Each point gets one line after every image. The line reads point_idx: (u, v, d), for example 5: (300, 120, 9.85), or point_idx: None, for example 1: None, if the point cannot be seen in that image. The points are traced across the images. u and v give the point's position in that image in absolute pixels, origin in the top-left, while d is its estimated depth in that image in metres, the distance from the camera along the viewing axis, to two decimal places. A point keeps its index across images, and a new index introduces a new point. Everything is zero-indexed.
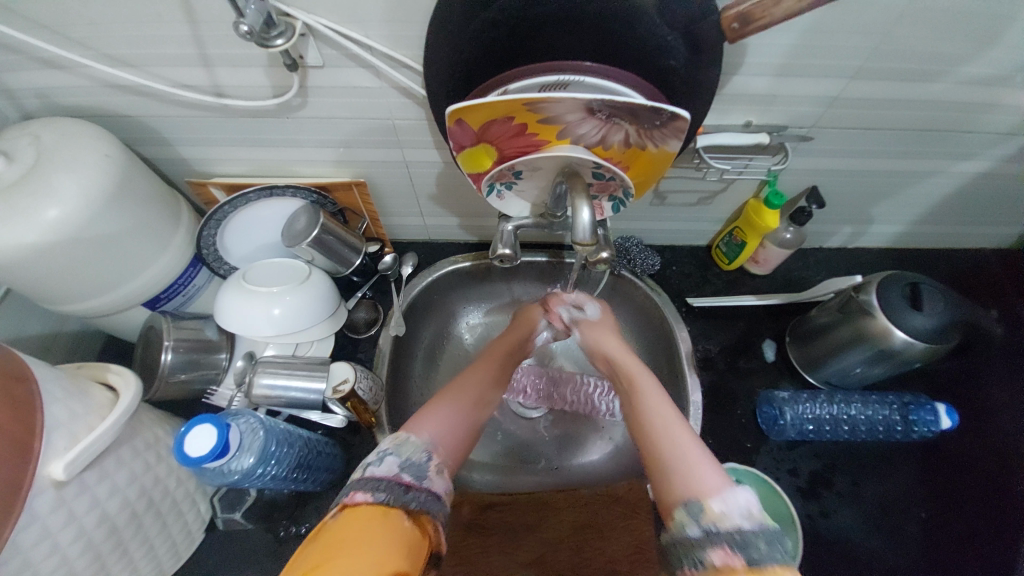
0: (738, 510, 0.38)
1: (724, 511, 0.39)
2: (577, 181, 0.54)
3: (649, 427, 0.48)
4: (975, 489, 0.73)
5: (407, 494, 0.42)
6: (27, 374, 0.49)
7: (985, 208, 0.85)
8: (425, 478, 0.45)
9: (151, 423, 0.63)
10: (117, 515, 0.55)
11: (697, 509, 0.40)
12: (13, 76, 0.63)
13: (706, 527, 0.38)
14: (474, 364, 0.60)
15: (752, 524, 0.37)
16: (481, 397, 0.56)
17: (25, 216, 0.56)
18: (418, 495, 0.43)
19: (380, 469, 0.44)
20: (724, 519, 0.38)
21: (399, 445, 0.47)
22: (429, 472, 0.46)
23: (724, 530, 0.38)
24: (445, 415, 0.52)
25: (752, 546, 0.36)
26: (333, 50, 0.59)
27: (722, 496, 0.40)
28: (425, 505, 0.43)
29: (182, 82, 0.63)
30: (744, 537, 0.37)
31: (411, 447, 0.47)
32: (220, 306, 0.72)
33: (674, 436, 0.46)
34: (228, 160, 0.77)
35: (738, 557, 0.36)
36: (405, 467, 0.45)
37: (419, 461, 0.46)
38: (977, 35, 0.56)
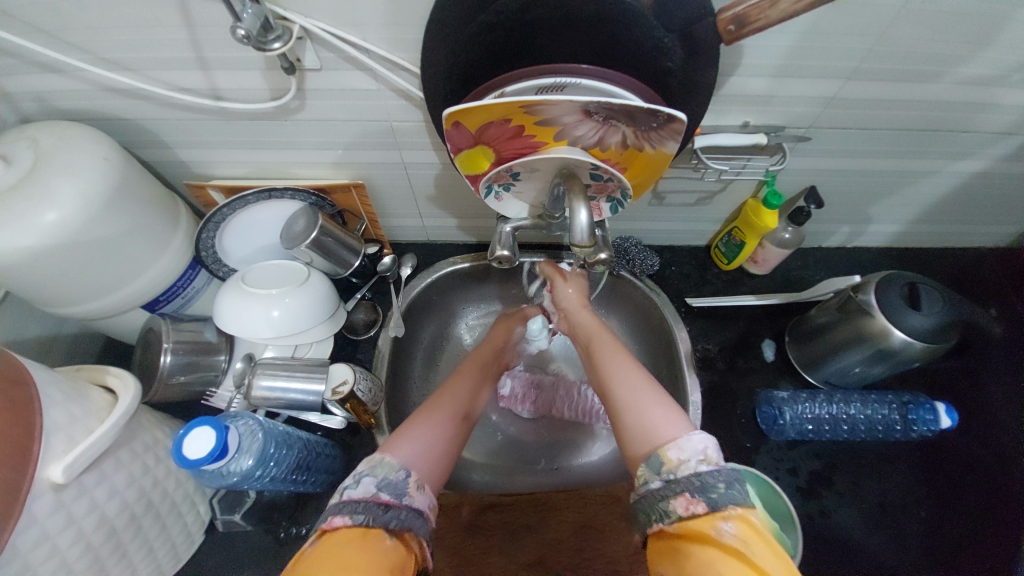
0: (692, 455, 0.43)
1: (681, 458, 0.43)
2: (574, 182, 0.54)
3: (613, 390, 0.52)
4: (975, 487, 0.73)
5: (386, 513, 0.43)
6: (26, 377, 0.49)
7: (984, 207, 0.85)
8: (403, 496, 0.45)
9: (151, 425, 0.63)
10: (116, 517, 0.56)
11: (658, 461, 0.44)
12: (11, 80, 0.63)
13: (667, 476, 0.42)
14: (450, 381, 0.63)
15: (707, 466, 0.41)
16: (462, 407, 0.60)
17: (24, 220, 0.57)
18: (398, 513, 0.43)
19: (357, 491, 0.44)
20: (682, 466, 0.42)
21: (375, 466, 0.47)
22: (408, 489, 0.46)
23: (683, 476, 0.42)
24: (425, 427, 0.54)
25: (710, 486, 0.40)
26: (330, 52, 0.59)
27: (678, 445, 0.44)
28: (406, 523, 0.43)
29: (180, 86, 0.63)
30: (702, 481, 0.41)
31: (388, 467, 0.47)
32: (220, 308, 0.72)
33: (635, 395, 0.50)
34: (227, 163, 0.77)
35: (699, 500, 0.40)
36: (383, 486, 0.45)
37: (396, 479, 0.46)
38: (975, 35, 0.56)
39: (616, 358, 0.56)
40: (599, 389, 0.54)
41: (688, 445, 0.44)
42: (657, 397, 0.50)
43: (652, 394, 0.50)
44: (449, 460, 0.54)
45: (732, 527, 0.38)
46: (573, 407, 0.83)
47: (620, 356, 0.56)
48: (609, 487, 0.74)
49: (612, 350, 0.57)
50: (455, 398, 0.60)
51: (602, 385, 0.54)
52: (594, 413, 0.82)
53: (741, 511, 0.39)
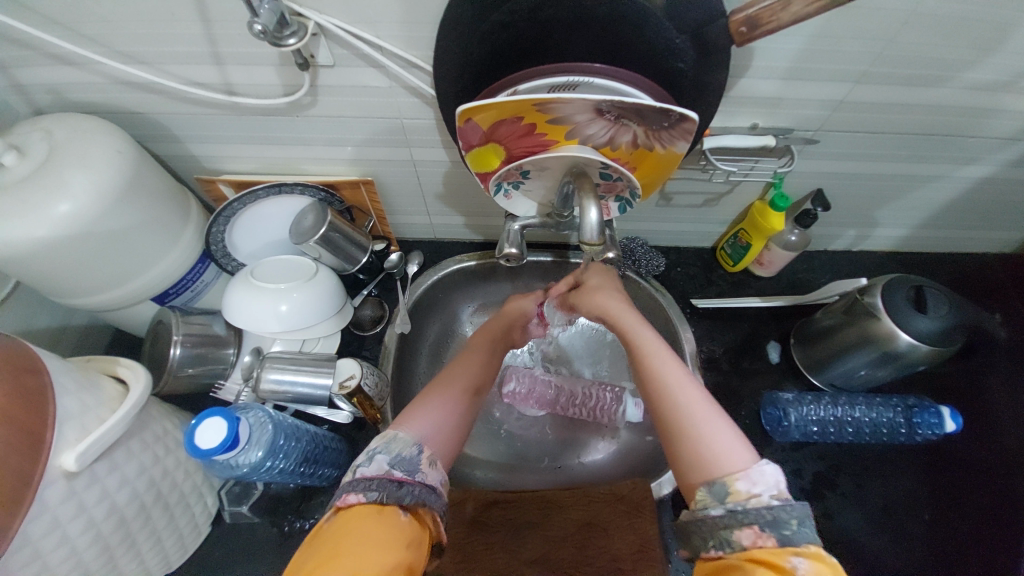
0: (765, 488, 0.42)
1: (751, 491, 0.42)
2: (584, 181, 0.55)
3: (667, 406, 0.50)
4: (978, 492, 0.73)
5: (400, 490, 0.44)
6: (40, 366, 0.50)
7: (989, 212, 0.85)
8: (416, 472, 0.47)
9: (160, 416, 0.64)
10: (126, 506, 0.56)
11: (723, 490, 0.43)
12: (27, 72, 0.64)
13: (732, 506, 0.42)
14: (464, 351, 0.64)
15: (780, 501, 0.41)
16: (473, 383, 0.60)
17: (39, 211, 0.57)
18: (412, 489, 0.45)
19: (371, 468, 0.46)
20: (751, 498, 0.42)
21: (389, 443, 0.49)
22: (422, 465, 0.48)
23: (752, 509, 0.41)
24: (436, 405, 0.55)
25: (784, 522, 0.39)
26: (344, 49, 0.59)
27: (749, 476, 0.42)
28: (420, 498, 0.45)
29: (193, 80, 0.64)
30: (775, 515, 0.40)
31: (400, 443, 0.49)
32: (229, 302, 0.72)
33: (695, 417, 0.48)
34: (238, 157, 0.78)
35: (769, 536, 0.40)
36: (396, 463, 0.47)
37: (409, 456, 0.48)
38: (982, 41, 0.56)
39: (671, 365, 0.52)
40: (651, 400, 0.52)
41: (759, 477, 0.43)
42: (716, 419, 0.48)
43: (713, 417, 0.48)
44: (461, 432, 0.55)
45: (805, 565, 0.38)
46: (579, 407, 0.84)
47: (674, 363, 0.52)
48: (612, 485, 0.74)
49: (663, 356, 0.53)
50: (464, 375, 0.60)
51: (653, 396, 0.51)
52: (600, 411, 0.83)
53: (815, 550, 0.39)
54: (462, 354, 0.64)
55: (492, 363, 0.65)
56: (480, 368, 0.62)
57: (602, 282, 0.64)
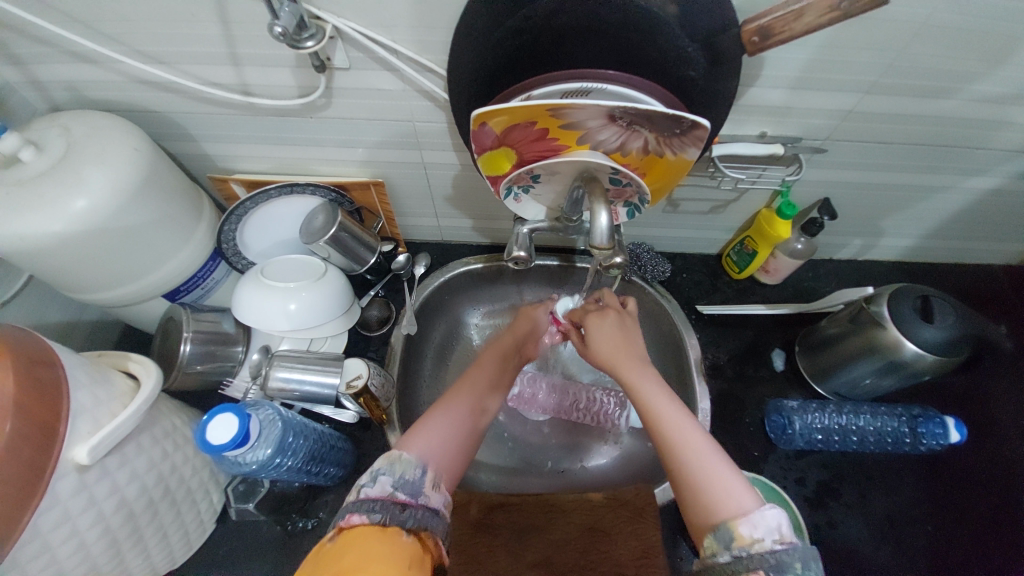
0: (766, 532, 0.42)
1: (754, 536, 0.42)
2: (595, 186, 0.55)
3: (672, 452, 0.50)
4: (982, 503, 0.73)
5: (403, 513, 0.44)
6: (55, 359, 0.50)
7: (996, 224, 0.85)
8: (419, 495, 0.47)
9: (170, 412, 0.64)
10: (134, 501, 0.56)
11: (728, 534, 0.43)
12: (47, 69, 0.65)
13: (737, 552, 0.42)
14: (472, 368, 0.65)
15: (782, 545, 0.41)
16: (480, 405, 0.61)
17: (55, 207, 0.58)
18: (415, 513, 0.45)
19: (374, 489, 0.45)
20: (755, 543, 0.42)
21: (392, 464, 0.49)
22: (424, 488, 0.48)
23: (756, 554, 0.41)
24: (441, 424, 0.56)
25: (788, 566, 0.40)
26: (359, 52, 0.60)
27: (750, 520, 0.43)
28: (422, 522, 0.45)
29: (211, 81, 0.65)
30: (778, 559, 0.40)
31: (405, 464, 0.49)
32: (239, 299, 0.73)
33: (699, 461, 0.48)
34: (250, 157, 0.79)
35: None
36: (400, 486, 0.47)
37: (413, 479, 0.48)
38: (991, 53, 0.56)
39: (674, 412, 0.53)
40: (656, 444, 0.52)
41: (760, 520, 0.43)
42: (720, 462, 0.48)
43: (716, 460, 0.49)
44: (465, 458, 0.56)
45: None
46: (584, 409, 0.84)
47: (677, 409, 0.53)
48: (614, 490, 0.75)
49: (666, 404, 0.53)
50: (472, 393, 0.62)
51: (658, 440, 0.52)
52: (604, 415, 0.84)
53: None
54: (467, 373, 0.64)
55: (499, 380, 0.67)
56: (488, 389, 0.64)
57: (609, 310, 0.66)
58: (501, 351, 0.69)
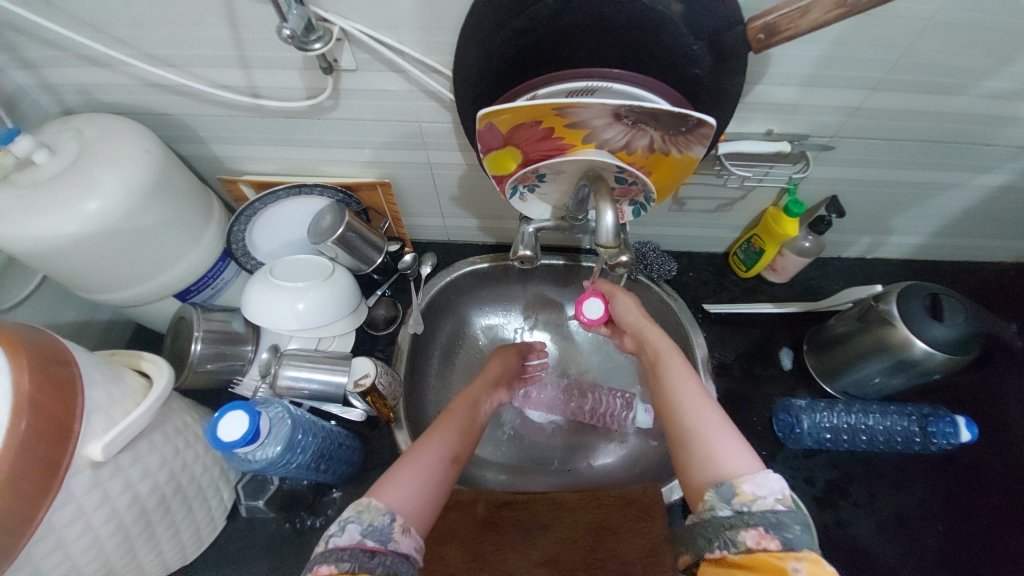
0: (770, 492, 0.42)
1: (756, 493, 0.42)
2: (600, 184, 0.55)
3: (677, 417, 0.52)
4: (993, 503, 0.72)
5: (372, 560, 0.42)
6: (70, 358, 0.52)
7: (1007, 221, 0.84)
8: (388, 541, 0.45)
9: (181, 410, 0.65)
10: (147, 497, 0.57)
11: (731, 490, 0.43)
12: (60, 73, 0.67)
13: (738, 507, 0.42)
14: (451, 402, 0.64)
15: (784, 506, 0.41)
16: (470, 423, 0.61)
17: (68, 209, 0.59)
18: (384, 559, 0.43)
19: (342, 538, 0.44)
20: (757, 500, 0.42)
21: (361, 512, 0.46)
22: (394, 534, 0.45)
23: (757, 510, 0.41)
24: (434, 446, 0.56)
25: (786, 526, 0.40)
26: (366, 54, 0.61)
27: (754, 479, 0.43)
28: (392, 568, 0.42)
29: (220, 83, 0.66)
30: (777, 518, 0.40)
31: (374, 512, 0.47)
32: (248, 299, 0.74)
33: (700, 422, 0.50)
34: (259, 158, 0.80)
35: (772, 538, 0.39)
36: (368, 533, 0.44)
37: (381, 525, 0.45)
38: (1001, 49, 0.56)
39: (685, 377, 0.55)
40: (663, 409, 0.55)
41: (764, 482, 0.43)
42: (723, 429, 0.49)
43: (719, 425, 0.49)
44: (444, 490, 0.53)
45: (805, 570, 0.37)
46: (588, 409, 0.85)
47: (688, 378, 0.55)
48: (622, 489, 0.74)
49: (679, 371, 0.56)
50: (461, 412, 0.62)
51: (664, 405, 0.55)
52: (609, 416, 0.84)
53: (815, 554, 0.38)
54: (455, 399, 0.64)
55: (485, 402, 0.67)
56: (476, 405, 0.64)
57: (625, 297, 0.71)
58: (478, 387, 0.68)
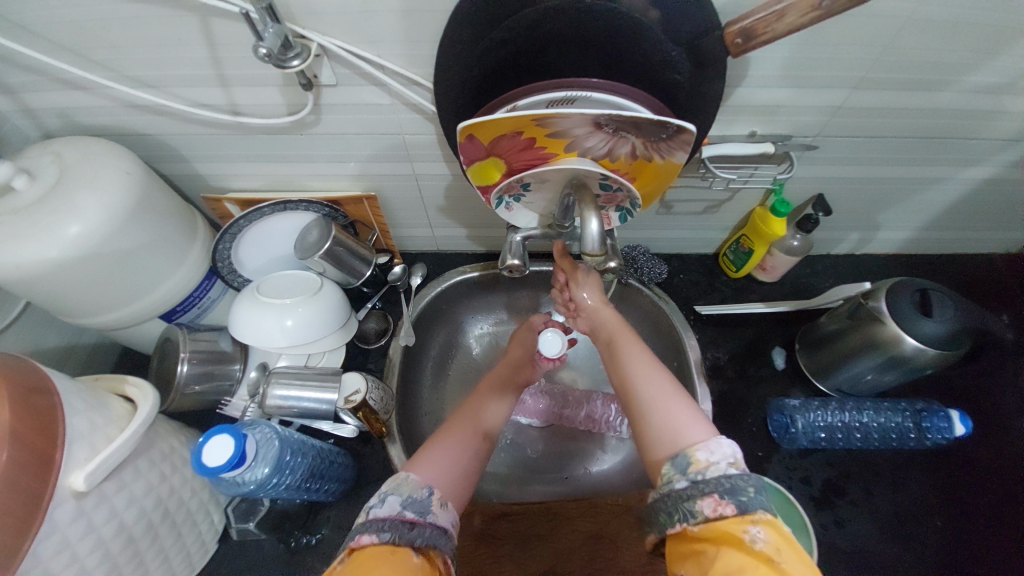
0: (722, 457, 0.42)
1: (709, 460, 0.42)
2: (584, 192, 0.55)
3: (632, 394, 0.52)
4: (989, 495, 0.72)
5: (412, 531, 0.43)
6: (50, 387, 0.51)
7: (993, 213, 0.85)
8: (427, 514, 0.46)
9: (167, 434, 0.64)
10: (134, 525, 0.56)
11: (685, 460, 0.43)
12: (36, 96, 0.66)
13: (693, 476, 0.42)
14: (474, 393, 0.65)
15: (737, 470, 0.41)
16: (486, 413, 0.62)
17: (47, 233, 0.58)
18: (424, 531, 0.44)
19: (382, 509, 0.45)
20: (711, 467, 0.42)
21: (399, 484, 0.48)
22: (432, 506, 0.47)
23: (712, 477, 0.41)
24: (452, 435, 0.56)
25: (740, 490, 0.39)
26: (345, 69, 0.60)
27: (707, 446, 0.43)
28: (431, 540, 0.43)
29: (200, 102, 0.65)
30: (732, 483, 0.40)
31: (411, 485, 0.48)
32: (235, 318, 0.73)
33: (657, 396, 0.50)
34: (243, 175, 0.79)
35: (729, 504, 0.39)
36: (408, 505, 0.46)
37: (420, 498, 0.47)
38: (980, 44, 0.56)
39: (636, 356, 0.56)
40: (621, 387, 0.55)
41: (717, 449, 0.44)
42: (678, 399, 0.50)
43: (674, 397, 0.50)
44: (470, 473, 0.54)
45: (763, 533, 0.37)
46: (584, 415, 0.84)
47: (643, 358, 0.56)
48: (619, 497, 0.74)
49: (635, 351, 0.57)
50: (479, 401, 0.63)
51: (622, 383, 0.55)
52: (605, 421, 0.83)
53: (771, 517, 0.38)
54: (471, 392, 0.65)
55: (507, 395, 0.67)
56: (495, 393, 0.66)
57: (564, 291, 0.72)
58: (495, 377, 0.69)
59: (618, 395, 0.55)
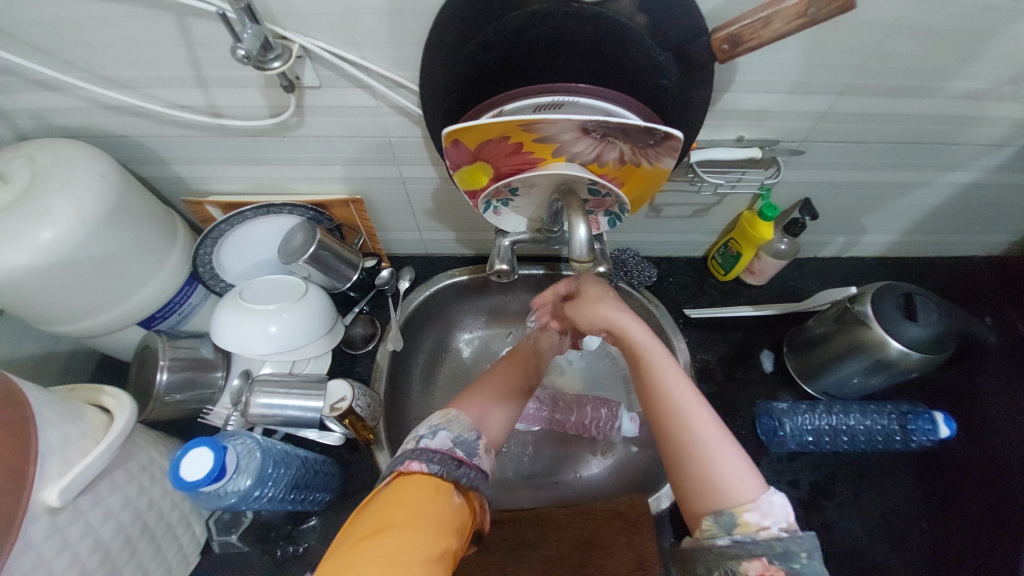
0: (775, 521, 0.44)
1: (759, 523, 0.44)
2: (572, 198, 0.54)
3: (671, 431, 0.50)
4: (973, 496, 0.73)
5: (459, 470, 0.49)
6: (22, 399, 0.49)
7: (976, 217, 0.86)
8: (473, 456, 0.52)
9: (146, 444, 0.62)
10: (111, 540, 0.55)
11: (732, 521, 0.45)
12: (8, 97, 0.63)
13: (738, 537, 0.44)
14: (491, 375, 0.65)
15: (789, 535, 0.44)
16: (506, 395, 0.63)
17: (20, 239, 0.56)
18: (468, 471, 0.50)
19: (435, 442, 0.51)
20: (761, 531, 0.44)
21: (450, 422, 0.54)
22: (478, 450, 0.53)
23: (762, 540, 0.44)
24: (475, 410, 0.59)
25: (794, 555, 0.43)
26: (329, 70, 0.59)
27: (760, 509, 0.44)
28: (474, 482, 0.50)
29: (178, 104, 0.64)
30: (784, 548, 0.43)
31: (461, 425, 0.55)
32: (217, 324, 0.71)
33: (705, 440, 0.48)
34: (225, 178, 0.77)
35: (777, 566, 0.43)
36: (458, 443, 0.52)
37: (468, 439, 0.53)
38: (963, 51, 0.57)
39: (678, 382, 0.52)
40: (655, 418, 0.52)
41: (769, 508, 0.45)
42: (725, 442, 0.48)
43: (722, 441, 0.48)
44: (497, 434, 0.60)
45: None
46: (574, 420, 0.83)
47: (682, 384, 0.51)
48: (609, 502, 0.73)
49: (672, 375, 0.52)
50: (493, 390, 0.63)
51: (658, 414, 0.51)
52: (596, 426, 0.82)
53: None
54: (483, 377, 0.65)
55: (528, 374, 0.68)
56: (514, 377, 0.66)
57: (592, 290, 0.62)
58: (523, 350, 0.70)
59: (650, 423, 0.52)
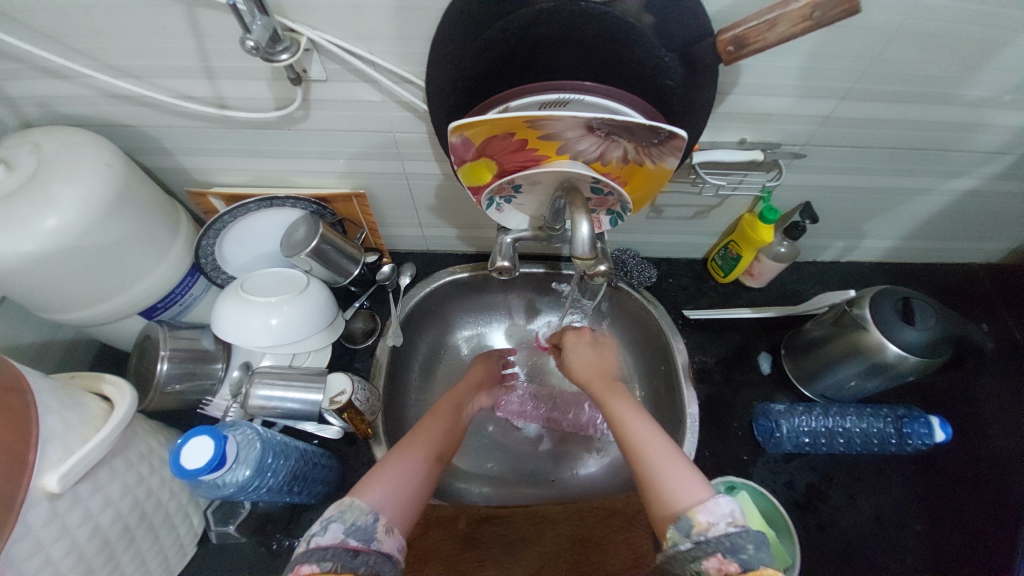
0: (721, 518, 0.44)
1: (710, 521, 0.44)
2: (575, 196, 0.55)
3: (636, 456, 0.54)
4: (966, 501, 0.73)
5: (355, 560, 0.43)
6: (23, 384, 0.49)
7: (975, 224, 0.87)
8: (372, 540, 0.46)
9: (145, 434, 0.62)
10: (109, 527, 0.55)
11: (688, 523, 0.45)
12: (14, 84, 0.63)
13: (697, 537, 0.44)
14: (421, 419, 0.64)
15: (736, 528, 0.43)
16: (438, 446, 0.61)
17: (23, 226, 0.56)
18: (367, 558, 0.44)
19: (325, 538, 0.45)
20: (711, 527, 0.44)
21: (344, 511, 0.47)
22: (377, 533, 0.47)
23: (713, 537, 0.43)
24: (396, 472, 0.54)
25: (741, 547, 0.42)
26: (337, 64, 0.59)
27: (706, 508, 0.45)
28: (375, 567, 0.44)
29: (186, 95, 0.64)
30: (732, 542, 0.42)
31: (357, 511, 0.48)
32: (218, 315, 0.72)
33: (659, 456, 0.52)
34: (228, 170, 0.77)
35: (731, 561, 0.41)
36: (352, 533, 0.45)
37: (365, 524, 0.47)
38: (965, 59, 0.57)
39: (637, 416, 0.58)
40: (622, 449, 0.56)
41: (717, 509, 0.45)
42: (680, 461, 0.52)
43: (673, 456, 0.52)
44: (420, 497, 0.54)
45: None
46: (570, 419, 0.84)
47: (640, 415, 0.58)
48: (603, 500, 0.74)
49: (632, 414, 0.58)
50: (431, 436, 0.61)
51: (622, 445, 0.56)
52: (592, 425, 0.83)
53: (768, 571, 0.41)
54: (419, 421, 0.63)
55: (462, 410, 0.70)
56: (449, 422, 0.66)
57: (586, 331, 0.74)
58: (458, 393, 0.72)
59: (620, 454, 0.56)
